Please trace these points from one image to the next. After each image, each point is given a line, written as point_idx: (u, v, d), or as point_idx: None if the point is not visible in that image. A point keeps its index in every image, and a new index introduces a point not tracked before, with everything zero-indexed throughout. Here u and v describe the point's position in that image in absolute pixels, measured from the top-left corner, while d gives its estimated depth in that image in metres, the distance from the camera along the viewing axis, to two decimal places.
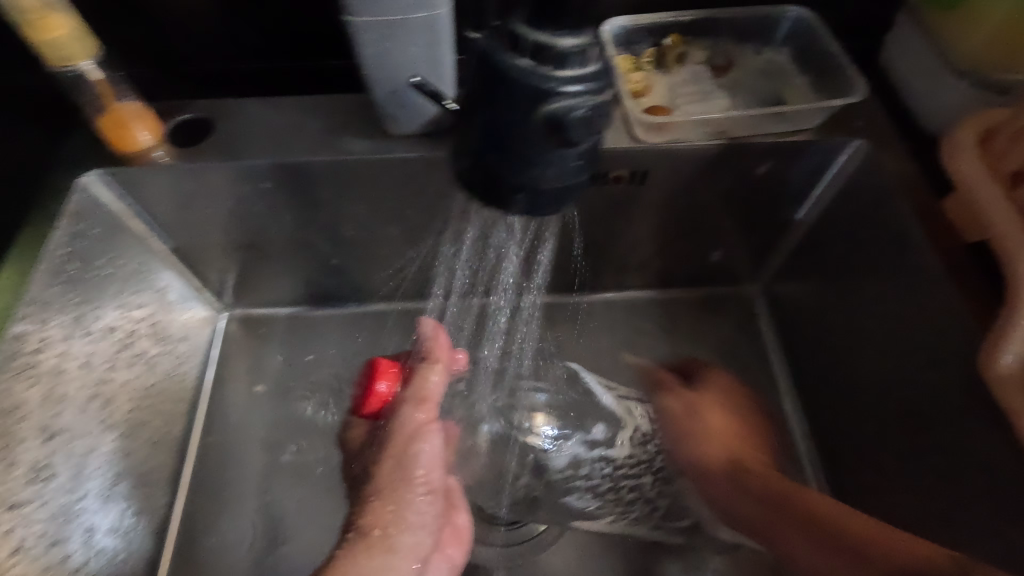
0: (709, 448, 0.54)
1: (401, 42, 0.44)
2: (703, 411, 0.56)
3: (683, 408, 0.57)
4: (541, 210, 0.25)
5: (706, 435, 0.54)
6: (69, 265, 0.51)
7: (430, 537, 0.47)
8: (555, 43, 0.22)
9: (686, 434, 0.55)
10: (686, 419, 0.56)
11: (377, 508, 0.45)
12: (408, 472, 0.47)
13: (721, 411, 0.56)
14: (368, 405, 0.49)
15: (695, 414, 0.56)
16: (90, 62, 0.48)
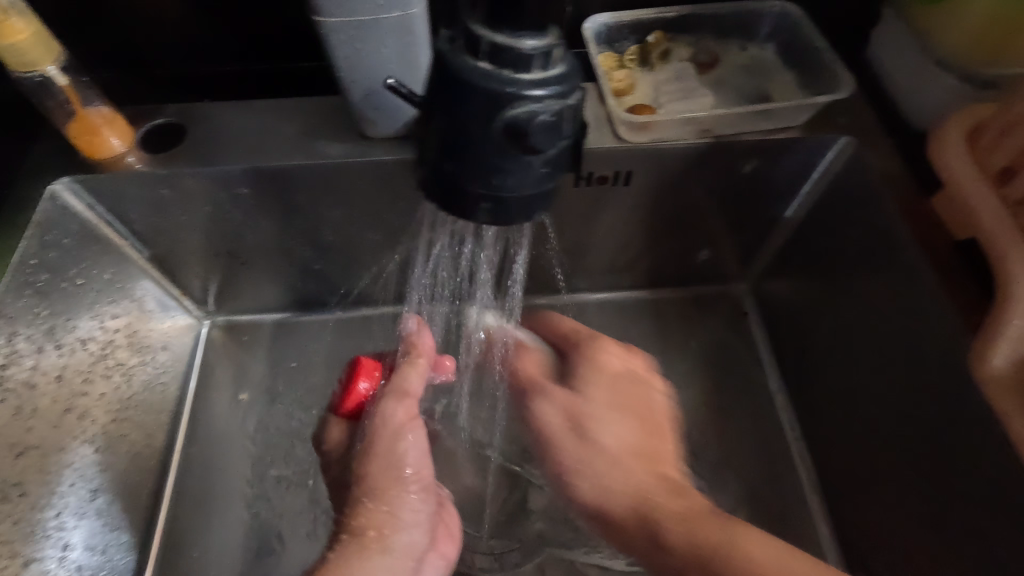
0: (594, 468, 0.42)
1: (374, 44, 0.43)
2: (605, 421, 0.43)
3: (570, 420, 0.44)
4: (506, 219, 0.24)
5: (589, 444, 0.43)
6: (38, 277, 0.49)
7: (424, 535, 0.46)
8: (515, 46, 0.21)
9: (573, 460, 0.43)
10: (569, 429, 0.43)
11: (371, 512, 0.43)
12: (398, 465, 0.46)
13: (602, 414, 0.43)
14: (348, 405, 0.48)
15: (593, 424, 0.43)
16: (55, 67, 0.47)
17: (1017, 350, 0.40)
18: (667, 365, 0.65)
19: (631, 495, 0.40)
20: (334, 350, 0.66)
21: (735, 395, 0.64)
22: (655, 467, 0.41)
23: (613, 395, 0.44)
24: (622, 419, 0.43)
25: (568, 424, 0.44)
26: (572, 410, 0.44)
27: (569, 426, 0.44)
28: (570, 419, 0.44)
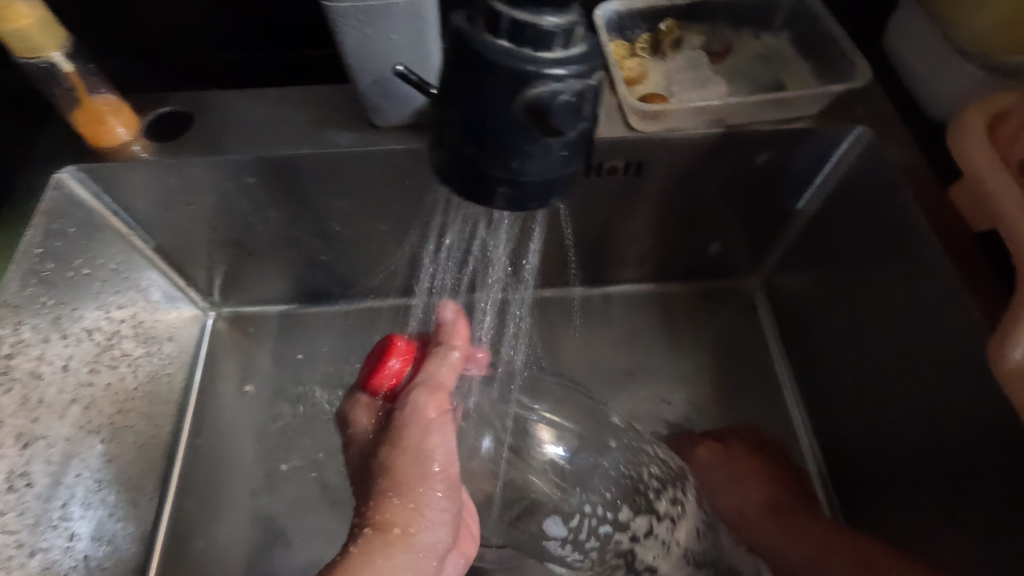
0: (750, 503, 0.54)
1: (384, 29, 0.42)
2: (720, 495, 0.55)
3: (710, 482, 0.56)
4: (524, 204, 0.24)
5: (750, 485, 0.55)
6: (45, 266, 0.49)
7: (447, 534, 0.43)
8: (536, 23, 0.20)
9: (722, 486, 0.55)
10: (731, 467, 0.55)
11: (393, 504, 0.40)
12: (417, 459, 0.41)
13: (741, 481, 0.55)
14: (377, 384, 0.43)
15: (745, 478, 0.55)
16: (60, 54, 0.46)
17: None
18: (677, 360, 0.65)
19: (762, 518, 0.53)
20: (342, 343, 0.65)
21: (744, 389, 0.63)
22: (789, 505, 0.53)
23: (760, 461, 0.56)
24: (751, 481, 0.55)
25: (713, 466, 0.56)
26: (729, 458, 0.56)
27: (723, 469, 0.55)
28: (772, 469, 0.55)
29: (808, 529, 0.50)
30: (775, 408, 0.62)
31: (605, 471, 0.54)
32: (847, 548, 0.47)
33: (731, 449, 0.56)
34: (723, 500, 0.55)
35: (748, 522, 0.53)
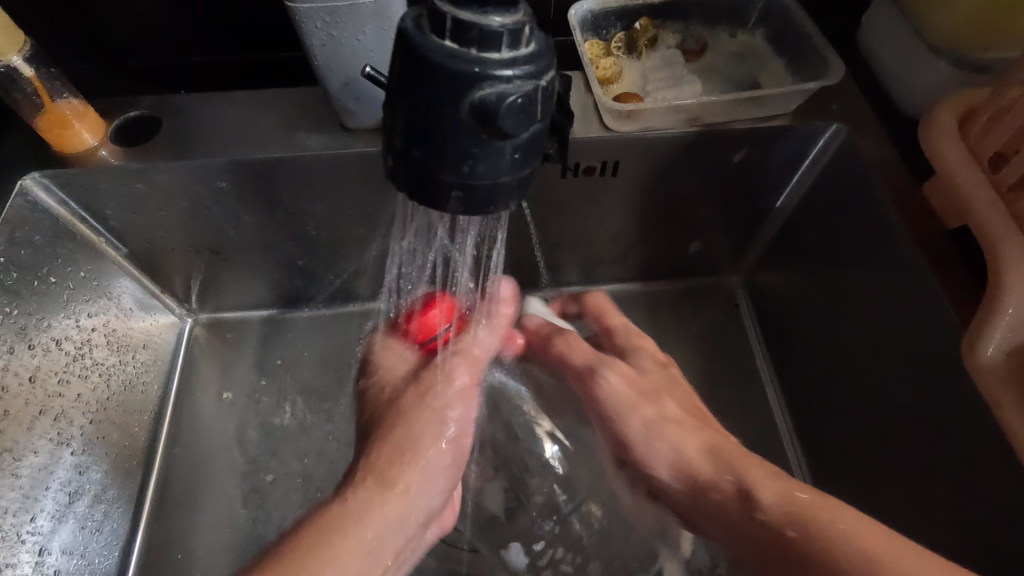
0: (689, 448, 0.48)
1: (351, 30, 0.42)
2: (663, 432, 0.50)
3: (649, 418, 0.51)
4: (479, 208, 0.23)
5: (672, 429, 0.50)
6: (10, 275, 0.48)
7: (441, 496, 0.48)
8: (482, 23, 0.19)
9: (643, 419, 0.51)
10: (646, 399, 0.52)
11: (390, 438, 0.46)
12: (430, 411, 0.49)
13: (671, 418, 0.51)
14: (423, 333, 0.52)
15: (662, 413, 0.51)
16: (20, 57, 0.45)
17: (1011, 338, 0.39)
18: None
19: (717, 486, 0.45)
20: (320, 348, 0.65)
21: (727, 388, 0.63)
22: (741, 466, 0.45)
23: (683, 398, 0.53)
24: (678, 424, 0.50)
25: (648, 420, 0.51)
26: (656, 395, 0.52)
27: (641, 401, 0.52)
28: (693, 417, 0.51)
29: (759, 485, 0.43)
30: (758, 407, 0.62)
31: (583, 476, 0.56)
32: (830, 515, 0.37)
33: (640, 378, 0.54)
34: (657, 438, 0.50)
35: (716, 495, 0.45)
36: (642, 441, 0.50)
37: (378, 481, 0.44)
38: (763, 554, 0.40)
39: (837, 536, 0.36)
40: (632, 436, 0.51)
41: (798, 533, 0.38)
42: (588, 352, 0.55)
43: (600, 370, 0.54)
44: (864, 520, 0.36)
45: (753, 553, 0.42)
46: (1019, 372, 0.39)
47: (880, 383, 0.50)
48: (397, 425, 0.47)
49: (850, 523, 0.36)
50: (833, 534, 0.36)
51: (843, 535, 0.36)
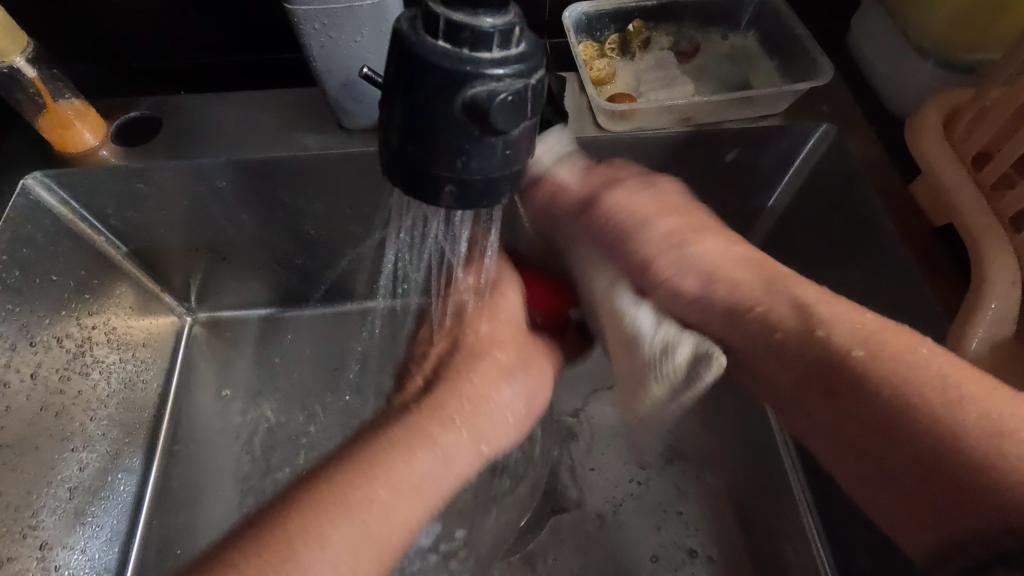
0: (737, 267, 0.38)
1: (349, 30, 0.43)
2: (699, 237, 0.40)
3: (681, 227, 0.40)
4: (472, 203, 0.24)
5: (711, 233, 0.40)
6: (11, 273, 0.48)
7: (515, 435, 0.41)
8: (474, 24, 0.20)
9: (669, 242, 0.40)
10: (696, 225, 0.41)
11: (472, 356, 0.42)
12: (510, 349, 0.43)
13: (703, 226, 0.41)
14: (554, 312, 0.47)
15: (708, 229, 0.41)
16: (23, 58, 0.46)
17: (993, 332, 0.40)
18: None
19: (763, 303, 0.36)
20: (318, 345, 0.65)
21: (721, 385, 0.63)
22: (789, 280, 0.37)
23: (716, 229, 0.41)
24: (729, 246, 0.40)
25: (671, 240, 0.40)
26: (690, 213, 0.42)
27: (689, 222, 0.41)
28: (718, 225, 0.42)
29: (812, 296, 0.36)
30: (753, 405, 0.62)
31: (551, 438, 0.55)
32: (905, 347, 0.32)
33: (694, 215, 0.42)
34: (703, 239, 0.40)
35: (748, 312, 0.36)
36: (633, 220, 0.41)
37: (461, 412, 0.38)
38: (819, 377, 0.34)
39: (901, 360, 0.31)
40: (669, 279, 0.39)
41: (866, 353, 0.32)
42: (642, 205, 0.41)
43: (654, 218, 0.41)
44: (940, 347, 0.32)
45: (800, 375, 0.35)
46: (997, 366, 0.40)
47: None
48: (478, 357, 0.42)
49: (933, 349, 0.32)
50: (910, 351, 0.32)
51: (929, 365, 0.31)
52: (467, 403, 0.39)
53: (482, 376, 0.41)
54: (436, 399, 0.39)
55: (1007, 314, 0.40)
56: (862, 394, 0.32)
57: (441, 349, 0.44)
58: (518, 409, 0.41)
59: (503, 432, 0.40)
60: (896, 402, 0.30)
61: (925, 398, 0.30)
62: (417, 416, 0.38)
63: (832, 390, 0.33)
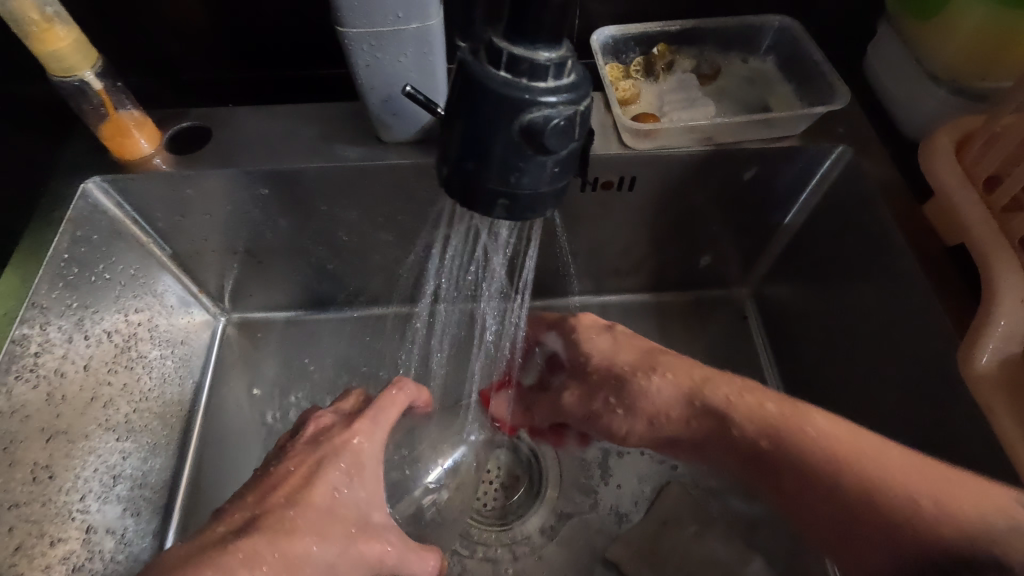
0: (725, 396, 0.44)
1: (393, 52, 0.46)
2: (651, 392, 0.47)
3: (637, 385, 0.47)
4: (521, 214, 0.27)
5: (657, 381, 0.47)
6: (70, 270, 0.51)
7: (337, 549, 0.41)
8: (532, 57, 0.23)
9: (629, 403, 0.48)
10: (728, 438, 0.43)
11: (302, 513, 0.41)
12: (338, 526, 0.42)
13: (656, 377, 0.47)
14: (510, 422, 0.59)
15: (661, 373, 0.47)
16: (92, 73, 0.49)
17: (1002, 347, 0.41)
18: None
19: (765, 440, 0.41)
20: (347, 348, 0.68)
21: None
22: (739, 400, 0.43)
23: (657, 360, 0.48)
24: (699, 402, 0.45)
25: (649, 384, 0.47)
26: (650, 357, 0.49)
27: (635, 364, 0.48)
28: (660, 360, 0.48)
29: (778, 409, 0.41)
30: None
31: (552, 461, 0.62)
32: (872, 452, 0.37)
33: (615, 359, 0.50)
34: (652, 383, 0.47)
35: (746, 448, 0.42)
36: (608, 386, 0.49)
37: (274, 556, 0.38)
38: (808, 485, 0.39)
39: (850, 470, 0.37)
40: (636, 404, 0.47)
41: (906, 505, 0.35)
42: (580, 403, 0.51)
43: (591, 407, 0.50)
44: (838, 425, 0.39)
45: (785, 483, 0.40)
46: (1009, 382, 0.41)
47: (871, 401, 0.54)
48: (305, 518, 0.41)
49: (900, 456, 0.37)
50: (875, 478, 0.36)
51: (826, 446, 0.38)
52: (279, 552, 0.38)
53: (298, 535, 0.40)
54: (253, 545, 0.38)
55: (1017, 331, 0.41)
56: (805, 484, 0.39)
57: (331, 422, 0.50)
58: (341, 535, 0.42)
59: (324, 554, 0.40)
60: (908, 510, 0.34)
61: (877, 483, 0.36)
62: (238, 550, 0.37)
63: (818, 509, 0.38)
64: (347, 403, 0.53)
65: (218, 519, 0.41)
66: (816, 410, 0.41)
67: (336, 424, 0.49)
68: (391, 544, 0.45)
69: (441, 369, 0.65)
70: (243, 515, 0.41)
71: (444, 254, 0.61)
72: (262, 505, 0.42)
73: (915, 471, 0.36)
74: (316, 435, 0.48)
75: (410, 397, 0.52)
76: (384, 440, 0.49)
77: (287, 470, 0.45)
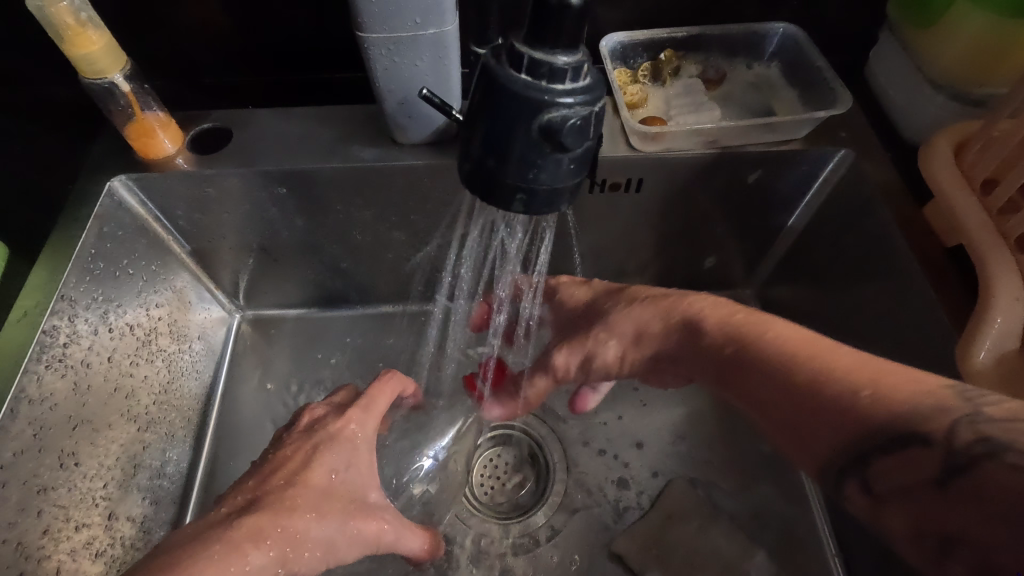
0: (697, 309, 0.47)
1: (411, 58, 0.48)
2: (627, 313, 0.50)
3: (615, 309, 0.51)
4: (537, 209, 0.28)
5: (632, 307, 0.50)
6: (96, 265, 0.53)
7: (336, 523, 0.44)
8: (551, 61, 0.25)
9: (617, 324, 0.50)
10: (696, 350, 0.46)
11: (301, 493, 0.44)
12: (336, 504, 0.45)
13: (635, 303, 0.50)
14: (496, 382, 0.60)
15: (640, 301, 0.50)
16: (121, 76, 0.51)
17: (997, 345, 0.43)
18: None
19: (730, 345, 0.43)
20: (359, 344, 0.70)
21: None
22: (694, 310, 0.47)
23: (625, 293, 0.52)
24: (666, 320, 0.48)
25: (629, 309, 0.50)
26: (624, 293, 0.52)
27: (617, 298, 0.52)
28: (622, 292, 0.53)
29: (736, 323, 0.44)
30: None
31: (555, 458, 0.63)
32: (828, 351, 0.38)
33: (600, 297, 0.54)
34: (629, 309, 0.50)
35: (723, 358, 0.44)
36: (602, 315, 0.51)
37: (277, 531, 0.40)
38: (780, 390, 0.39)
39: (812, 368, 0.38)
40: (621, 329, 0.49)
41: (870, 393, 0.35)
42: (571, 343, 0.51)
43: (582, 347, 0.51)
44: (793, 328, 0.42)
45: (752, 391, 0.41)
46: (1005, 378, 0.42)
47: None
48: (308, 499, 0.43)
49: (853, 354, 0.37)
50: (830, 365, 0.37)
51: (781, 344, 0.40)
52: (281, 528, 0.41)
53: (299, 512, 0.42)
54: (258, 522, 0.40)
55: (1012, 328, 0.43)
56: (761, 375, 0.40)
57: (331, 408, 0.52)
58: (334, 518, 0.44)
59: (320, 531, 0.43)
60: (864, 399, 0.35)
61: (832, 374, 0.36)
62: (242, 525, 0.39)
63: (776, 409, 0.39)
64: (339, 395, 0.54)
65: (224, 500, 0.43)
66: (775, 318, 0.43)
67: (330, 414, 0.51)
68: (388, 522, 0.48)
69: (451, 365, 0.66)
70: (245, 496, 0.43)
71: (459, 251, 0.63)
72: (262, 487, 0.44)
73: (866, 362, 0.36)
74: (311, 424, 0.50)
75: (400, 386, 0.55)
76: (376, 429, 0.51)
77: (286, 454, 0.47)
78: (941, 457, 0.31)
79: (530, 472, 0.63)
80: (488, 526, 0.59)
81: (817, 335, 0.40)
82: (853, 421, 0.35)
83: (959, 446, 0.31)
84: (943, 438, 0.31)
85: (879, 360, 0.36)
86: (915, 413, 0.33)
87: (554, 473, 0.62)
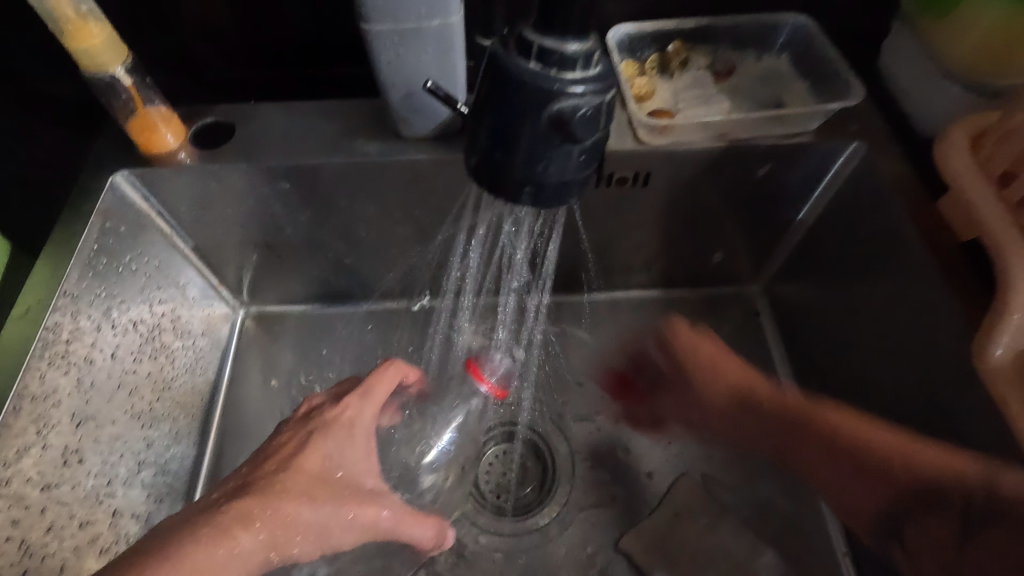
0: (732, 372, 0.59)
1: (415, 50, 0.47)
2: (707, 395, 0.60)
3: (696, 372, 0.61)
4: (547, 202, 0.28)
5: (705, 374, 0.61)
6: (100, 260, 0.53)
7: (330, 508, 0.44)
8: (561, 49, 0.24)
9: (689, 416, 0.63)
10: (744, 415, 0.58)
11: (291, 477, 0.44)
12: (328, 490, 0.44)
13: (707, 370, 0.60)
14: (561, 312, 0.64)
15: (710, 367, 0.60)
16: (123, 68, 0.50)
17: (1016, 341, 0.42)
18: None
19: (780, 423, 0.55)
20: (364, 342, 0.69)
21: None
22: (743, 380, 0.58)
23: (716, 355, 0.60)
24: (724, 390, 0.59)
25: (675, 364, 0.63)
26: (697, 354, 0.61)
27: (706, 369, 0.60)
28: (694, 359, 0.61)
29: (766, 393, 0.57)
30: None
31: (559, 454, 0.62)
32: (870, 432, 0.48)
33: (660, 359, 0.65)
34: (713, 399, 0.60)
35: (750, 416, 0.58)
36: (688, 387, 0.62)
37: (266, 514, 0.41)
38: (784, 450, 0.56)
39: (833, 441, 0.51)
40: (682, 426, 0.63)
41: (903, 463, 0.46)
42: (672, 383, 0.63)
43: (654, 409, 0.64)
44: (843, 412, 0.51)
45: (780, 446, 0.56)
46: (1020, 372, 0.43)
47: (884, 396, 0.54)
48: (303, 487, 0.43)
49: (913, 453, 0.46)
50: (870, 437, 0.48)
51: (831, 421, 0.51)
52: (271, 510, 0.41)
53: (290, 497, 0.42)
54: (245, 505, 0.41)
55: None
56: (806, 461, 0.54)
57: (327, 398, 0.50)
58: (327, 505, 0.44)
59: (312, 518, 0.43)
60: (915, 473, 0.45)
61: (899, 458, 0.46)
62: (229, 511, 0.40)
63: (823, 474, 0.52)
64: (337, 385, 0.53)
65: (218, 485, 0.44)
66: (835, 408, 0.52)
67: (326, 402, 0.50)
68: (388, 509, 0.47)
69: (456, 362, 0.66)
70: (236, 482, 0.43)
71: (465, 247, 0.62)
72: (254, 474, 0.44)
73: (898, 447, 0.47)
74: (308, 412, 0.49)
75: (399, 372, 0.52)
76: (375, 417, 0.49)
77: (279, 441, 0.46)
78: (959, 520, 0.44)
79: (537, 467, 0.62)
80: (494, 523, 0.59)
81: (858, 414, 0.50)
82: (904, 483, 0.46)
83: (967, 509, 0.43)
84: (980, 499, 0.42)
85: (912, 445, 0.46)
86: (941, 479, 0.44)
87: (560, 470, 0.62)
